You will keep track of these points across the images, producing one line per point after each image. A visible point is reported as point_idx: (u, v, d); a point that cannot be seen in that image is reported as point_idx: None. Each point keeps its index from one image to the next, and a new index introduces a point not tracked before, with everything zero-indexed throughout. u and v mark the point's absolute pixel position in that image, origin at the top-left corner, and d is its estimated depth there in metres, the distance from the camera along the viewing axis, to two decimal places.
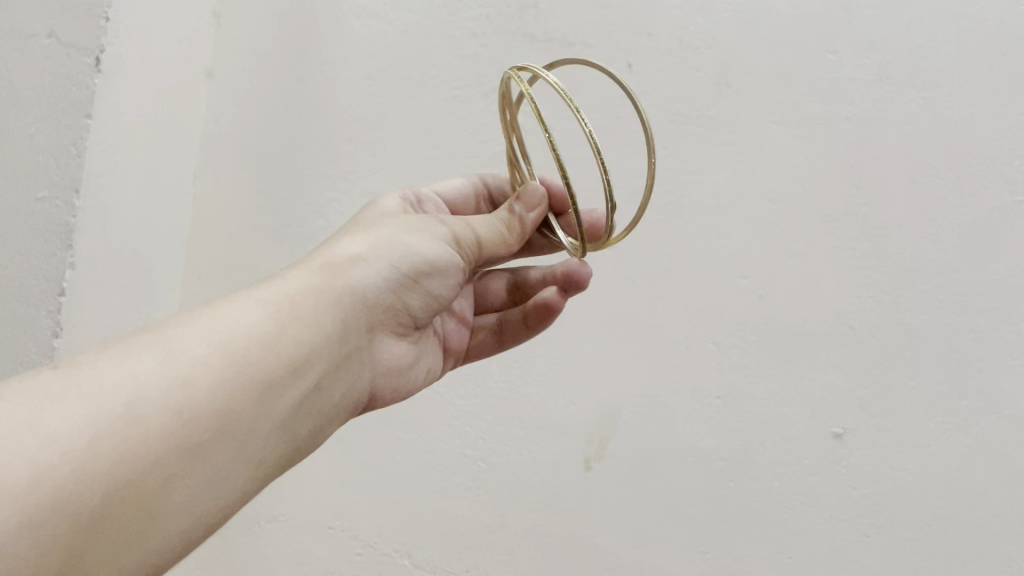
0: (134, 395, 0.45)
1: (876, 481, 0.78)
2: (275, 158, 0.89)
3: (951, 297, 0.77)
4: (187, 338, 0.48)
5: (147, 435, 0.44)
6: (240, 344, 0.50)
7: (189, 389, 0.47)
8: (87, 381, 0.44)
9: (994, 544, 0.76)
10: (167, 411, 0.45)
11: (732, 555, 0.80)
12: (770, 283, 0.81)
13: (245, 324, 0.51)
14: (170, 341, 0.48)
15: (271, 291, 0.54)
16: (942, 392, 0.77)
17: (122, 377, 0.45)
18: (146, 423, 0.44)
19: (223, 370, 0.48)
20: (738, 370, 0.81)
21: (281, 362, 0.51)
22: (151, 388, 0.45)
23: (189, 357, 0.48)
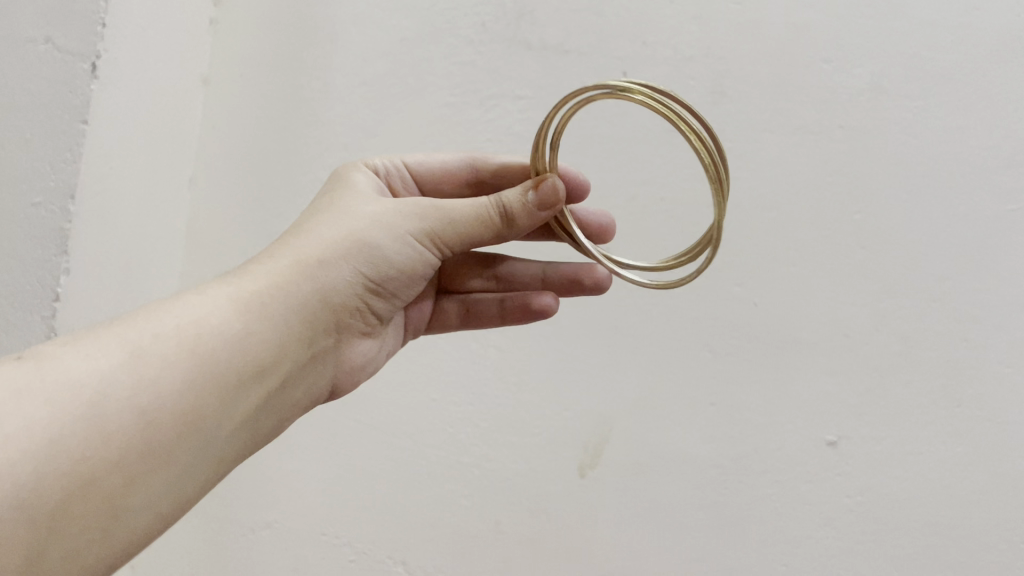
0: (100, 389, 0.43)
1: (869, 489, 0.77)
2: (276, 164, 0.97)
3: (945, 305, 0.78)
4: (147, 330, 0.47)
5: (111, 427, 0.43)
6: (204, 337, 0.49)
7: (156, 382, 0.46)
8: (48, 374, 0.43)
9: (989, 553, 0.75)
10: (136, 405, 0.44)
11: (725, 563, 0.80)
12: (766, 290, 0.81)
13: (205, 316, 0.50)
14: (131, 333, 0.47)
15: (229, 285, 0.53)
16: (936, 400, 0.77)
17: (86, 370, 0.44)
18: (114, 416, 0.43)
19: (192, 365, 0.47)
20: (731, 377, 0.81)
21: (248, 355, 0.50)
22: (118, 389, 0.44)
23: (153, 352, 0.47)
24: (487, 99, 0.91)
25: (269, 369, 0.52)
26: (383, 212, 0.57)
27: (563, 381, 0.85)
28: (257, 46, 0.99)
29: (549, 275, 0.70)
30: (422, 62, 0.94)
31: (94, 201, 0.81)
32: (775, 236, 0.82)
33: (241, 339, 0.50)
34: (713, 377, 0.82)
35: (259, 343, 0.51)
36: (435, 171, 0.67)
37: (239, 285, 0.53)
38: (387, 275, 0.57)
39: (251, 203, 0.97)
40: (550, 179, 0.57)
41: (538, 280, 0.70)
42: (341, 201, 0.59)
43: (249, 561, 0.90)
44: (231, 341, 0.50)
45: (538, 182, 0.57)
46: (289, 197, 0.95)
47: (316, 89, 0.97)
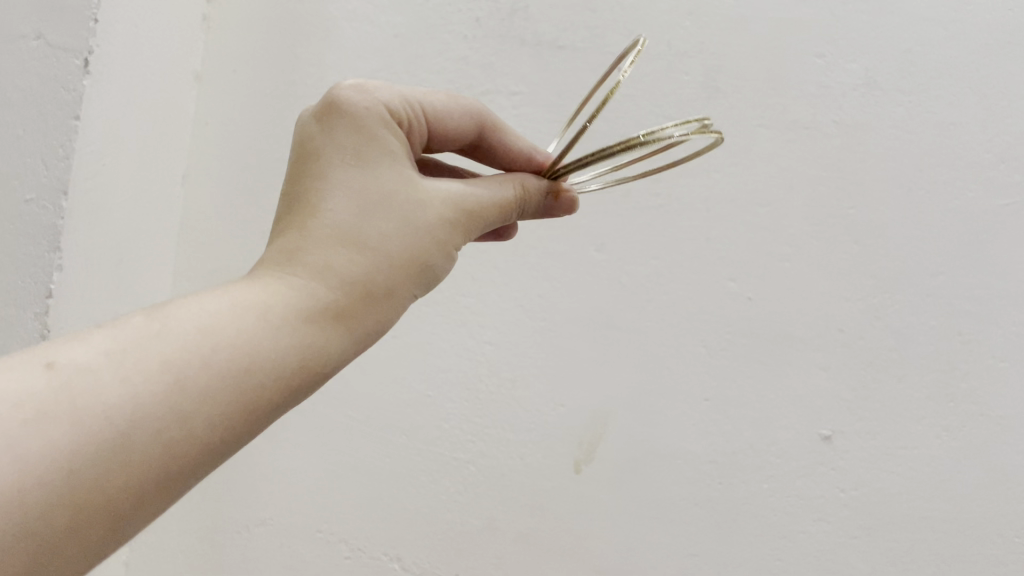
0: (133, 435, 0.38)
1: (864, 484, 0.78)
2: (270, 160, 0.96)
3: (939, 300, 0.78)
4: (184, 361, 0.41)
5: (141, 473, 0.38)
6: (252, 372, 0.43)
7: (195, 425, 0.40)
8: (73, 425, 0.37)
9: (984, 546, 0.75)
10: (171, 436, 0.39)
11: (720, 557, 0.80)
12: (759, 285, 0.81)
13: (252, 341, 0.43)
14: (165, 362, 0.40)
15: (272, 289, 0.45)
16: (930, 394, 0.77)
17: (117, 416, 0.38)
18: (142, 454, 0.39)
19: (235, 393, 0.42)
20: (726, 372, 0.81)
21: (297, 374, 0.45)
22: (153, 426, 0.39)
23: (195, 392, 0.40)
24: (480, 95, 0.91)
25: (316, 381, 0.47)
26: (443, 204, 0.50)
27: (557, 377, 0.85)
28: (253, 44, 0.99)
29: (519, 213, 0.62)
30: (416, 59, 0.94)
31: (85, 199, 0.80)
32: (768, 231, 0.82)
33: (290, 370, 0.44)
34: (707, 372, 0.82)
35: (310, 371, 0.45)
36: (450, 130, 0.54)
37: (286, 293, 0.45)
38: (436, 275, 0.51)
39: (246, 201, 0.97)
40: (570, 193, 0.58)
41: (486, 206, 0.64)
42: (403, 181, 0.49)
43: (243, 559, 0.90)
44: (280, 374, 0.44)
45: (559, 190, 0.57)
46: None
47: (308, 86, 0.97)
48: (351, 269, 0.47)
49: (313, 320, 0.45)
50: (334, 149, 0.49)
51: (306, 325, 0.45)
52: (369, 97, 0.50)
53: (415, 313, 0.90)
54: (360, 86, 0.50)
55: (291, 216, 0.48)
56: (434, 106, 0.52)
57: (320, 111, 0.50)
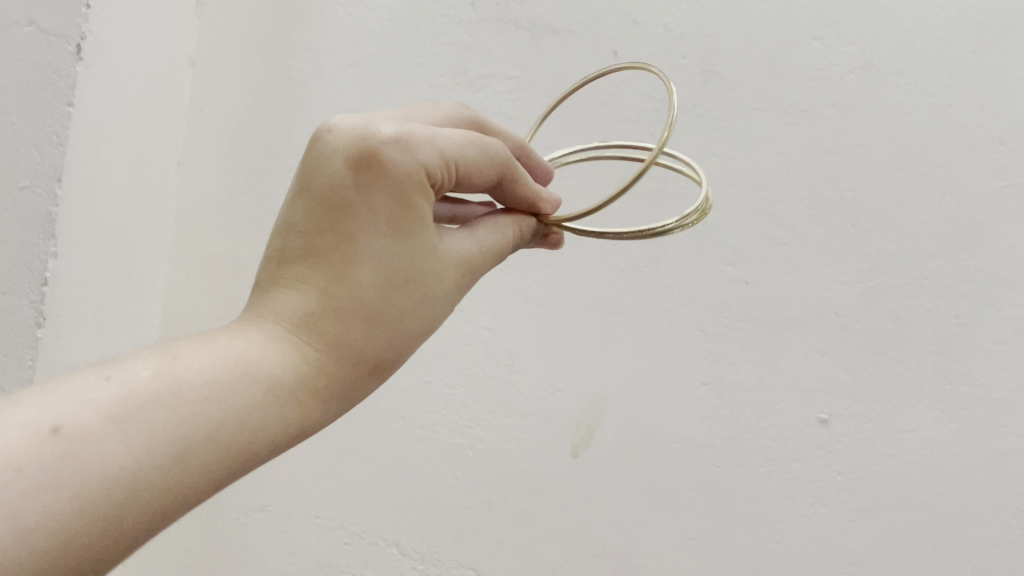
0: (116, 534, 0.35)
1: (862, 467, 0.78)
2: (266, 147, 0.96)
3: (937, 282, 0.77)
4: (187, 449, 0.37)
5: (112, 559, 0.36)
6: (245, 459, 0.39)
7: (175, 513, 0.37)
8: (62, 529, 0.33)
9: (981, 528, 0.75)
10: (162, 516, 0.37)
11: (719, 541, 0.80)
12: (756, 270, 0.81)
13: (256, 426, 0.39)
14: (163, 450, 0.36)
15: (277, 360, 0.41)
16: (927, 377, 0.77)
17: (105, 517, 0.34)
18: (131, 536, 0.36)
19: (230, 472, 0.39)
20: (723, 357, 0.81)
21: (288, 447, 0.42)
22: (149, 511, 0.36)
23: (188, 484, 0.37)
24: (476, 79, 0.91)
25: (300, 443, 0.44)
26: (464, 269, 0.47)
27: (556, 363, 0.86)
28: (248, 30, 0.99)
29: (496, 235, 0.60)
30: (411, 44, 0.94)
31: (79, 186, 0.80)
32: (765, 214, 0.82)
33: (282, 449, 0.42)
34: (705, 357, 0.82)
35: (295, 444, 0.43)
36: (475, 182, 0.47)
37: (294, 365, 0.41)
38: None
39: (241, 187, 0.96)
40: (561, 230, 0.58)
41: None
42: (435, 252, 0.44)
43: (242, 545, 0.92)
44: (270, 453, 0.41)
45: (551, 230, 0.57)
46: (278, 179, 0.95)
47: (304, 71, 0.96)
48: (367, 347, 0.43)
49: (315, 400, 0.42)
50: (369, 210, 0.42)
51: (308, 405, 0.42)
52: (422, 159, 0.43)
53: None
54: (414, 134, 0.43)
55: (312, 264, 0.43)
56: (466, 160, 0.45)
57: (361, 147, 0.42)
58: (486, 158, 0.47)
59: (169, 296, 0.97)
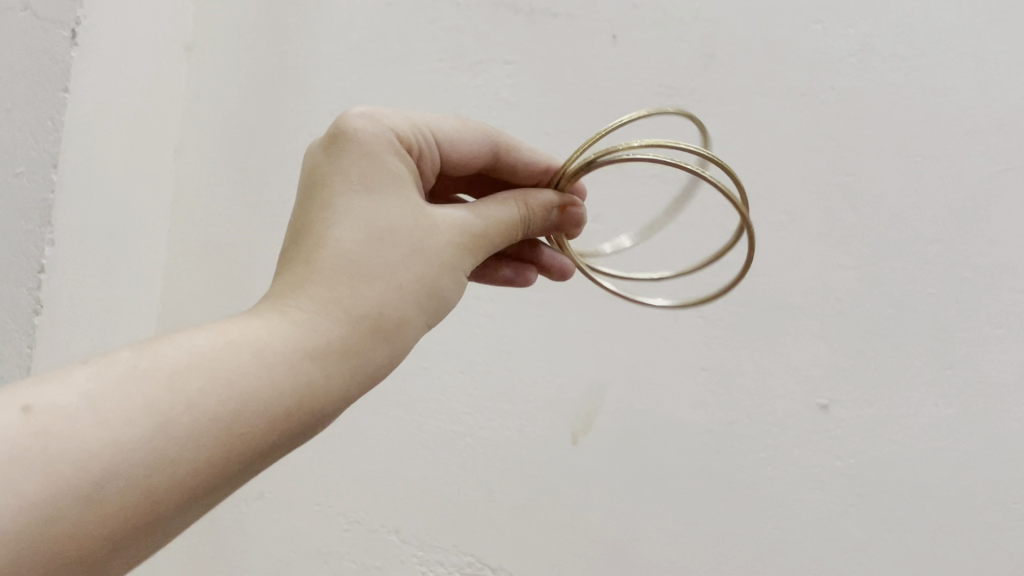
0: (111, 474, 0.37)
1: (861, 453, 0.78)
2: (263, 133, 0.96)
3: (937, 267, 0.77)
4: (174, 395, 0.40)
5: (114, 520, 0.38)
6: (242, 419, 0.41)
7: (177, 464, 0.39)
8: (53, 462, 0.36)
9: (982, 513, 0.75)
10: (156, 471, 0.39)
11: (718, 527, 0.80)
12: (756, 257, 0.81)
13: (247, 377, 0.42)
14: (150, 397, 0.40)
15: (268, 325, 0.44)
16: (927, 362, 0.77)
17: (95, 453, 0.37)
18: (124, 489, 0.38)
19: (225, 432, 0.41)
20: (723, 343, 0.81)
21: (295, 416, 0.43)
22: (139, 461, 0.38)
23: (181, 428, 0.39)
24: (474, 65, 0.90)
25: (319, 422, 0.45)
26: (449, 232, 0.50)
27: (553, 351, 0.86)
28: (242, 15, 0.98)
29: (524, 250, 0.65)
30: (407, 28, 0.93)
31: (76, 172, 0.79)
32: (765, 200, 0.82)
33: (287, 414, 0.43)
34: (705, 343, 0.82)
35: (310, 412, 0.44)
36: (464, 155, 0.56)
37: (288, 331, 0.44)
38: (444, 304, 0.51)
39: (239, 174, 0.96)
40: (577, 206, 0.56)
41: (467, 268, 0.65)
42: (403, 212, 0.48)
43: (246, 532, 0.95)
44: (271, 418, 0.42)
45: (565, 203, 0.55)
46: (275, 165, 0.94)
47: (300, 57, 0.96)
48: (353, 304, 0.46)
49: (314, 357, 0.44)
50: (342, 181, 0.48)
51: (307, 362, 0.44)
52: (374, 129, 0.49)
53: None
54: (367, 115, 0.50)
55: (297, 247, 0.48)
56: (447, 131, 0.54)
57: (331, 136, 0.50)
58: (467, 130, 0.56)
59: (169, 284, 0.98)
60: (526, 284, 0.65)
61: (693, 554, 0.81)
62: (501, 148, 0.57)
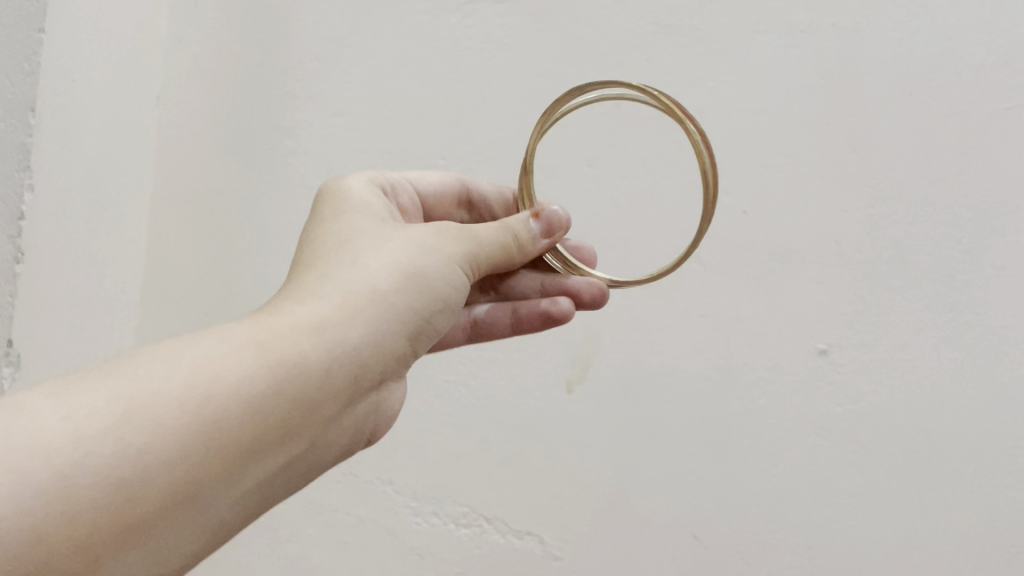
0: (77, 459, 0.35)
1: (861, 398, 0.76)
2: (249, 79, 0.94)
3: (940, 209, 0.75)
4: (139, 381, 0.39)
5: (106, 479, 0.36)
6: (232, 388, 0.41)
7: (149, 448, 0.37)
8: (12, 451, 0.34)
9: (983, 459, 0.74)
10: (147, 434, 0.38)
11: (715, 474, 0.79)
12: (753, 200, 0.80)
13: (216, 359, 0.41)
14: (126, 380, 0.39)
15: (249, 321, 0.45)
16: (929, 305, 0.75)
17: (75, 425, 0.36)
18: (114, 450, 0.37)
19: (217, 401, 0.40)
20: (720, 288, 0.80)
21: (285, 393, 0.43)
22: (126, 423, 0.37)
23: (150, 410, 0.38)
24: (465, 6, 0.88)
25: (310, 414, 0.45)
26: (422, 235, 0.53)
27: None
28: None
29: (547, 287, 0.67)
30: None
31: (55, 119, 0.80)
32: (764, 140, 0.79)
33: (278, 390, 0.43)
34: (702, 289, 0.81)
35: (290, 391, 0.43)
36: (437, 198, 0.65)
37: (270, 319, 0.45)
38: (432, 299, 0.52)
39: (223, 121, 0.95)
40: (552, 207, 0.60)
41: (508, 323, 0.66)
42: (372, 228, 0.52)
43: None
44: (263, 391, 0.42)
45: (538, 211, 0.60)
46: (261, 111, 0.93)
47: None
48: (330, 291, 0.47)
49: (298, 330, 0.44)
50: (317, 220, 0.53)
51: (287, 339, 0.44)
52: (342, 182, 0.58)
53: None
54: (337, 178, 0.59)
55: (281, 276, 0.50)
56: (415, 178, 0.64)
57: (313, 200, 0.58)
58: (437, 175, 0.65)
59: (154, 233, 0.98)
60: (569, 314, 0.65)
61: (690, 502, 0.80)
62: (472, 203, 0.68)
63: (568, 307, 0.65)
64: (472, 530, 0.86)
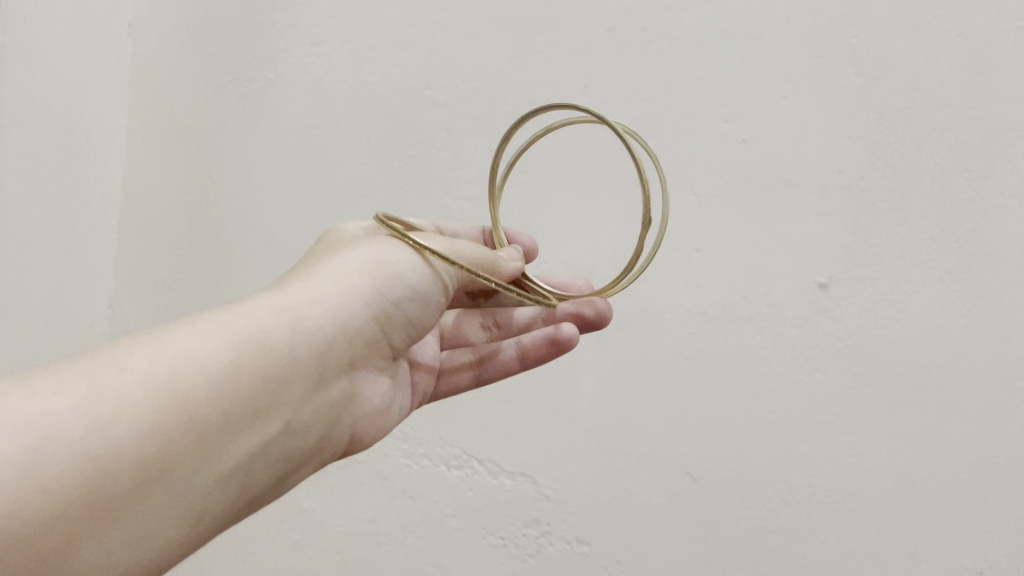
0: (46, 433, 0.38)
1: (863, 331, 0.74)
2: (225, 7, 0.91)
3: (946, 135, 0.72)
4: (102, 367, 0.41)
5: (80, 447, 0.38)
6: (200, 369, 0.43)
7: (116, 423, 0.40)
8: None
9: (985, 392, 0.72)
10: (117, 409, 0.40)
11: (711, 412, 0.78)
12: (753, 128, 0.76)
13: (176, 346, 0.44)
14: (97, 365, 0.41)
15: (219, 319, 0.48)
16: (934, 235, 0.73)
17: (48, 403, 0.38)
18: (86, 421, 0.39)
19: (184, 381, 0.43)
20: (716, 221, 0.77)
21: (252, 375, 0.45)
22: (97, 400, 0.40)
23: (114, 388, 0.41)
24: None
25: (277, 397, 0.47)
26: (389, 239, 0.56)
27: (539, 238, 0.82)
28: None
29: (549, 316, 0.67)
30: None
31: (21, 45, 0.81)
32: (764, 66, 0.76)
33: (246, 371, 0.45)
34: (699, 222, 0.78)
35: (250, 374, 0.45)
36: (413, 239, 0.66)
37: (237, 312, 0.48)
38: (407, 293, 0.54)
39: (197, 51, 0.93)
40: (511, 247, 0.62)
41: (517, 359, 0.66)
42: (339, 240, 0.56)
43: None
44: (230, 372, 0.44)
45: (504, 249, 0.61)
46: (239, 41, 0.90)
47: None
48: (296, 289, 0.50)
49: (263, 318, 0.47)
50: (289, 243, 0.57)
51: (252, 327, 0.46)
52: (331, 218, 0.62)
53: (388, 172, 0.86)
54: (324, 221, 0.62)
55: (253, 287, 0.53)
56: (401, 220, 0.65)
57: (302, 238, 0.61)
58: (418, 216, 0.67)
59: (131, 167, 0.98)
60: (575, 339, 0.64)
61: (684, 439, 0.78)
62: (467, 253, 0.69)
63: (573, 332, 0.64)
64: (464, 471, 0.85)
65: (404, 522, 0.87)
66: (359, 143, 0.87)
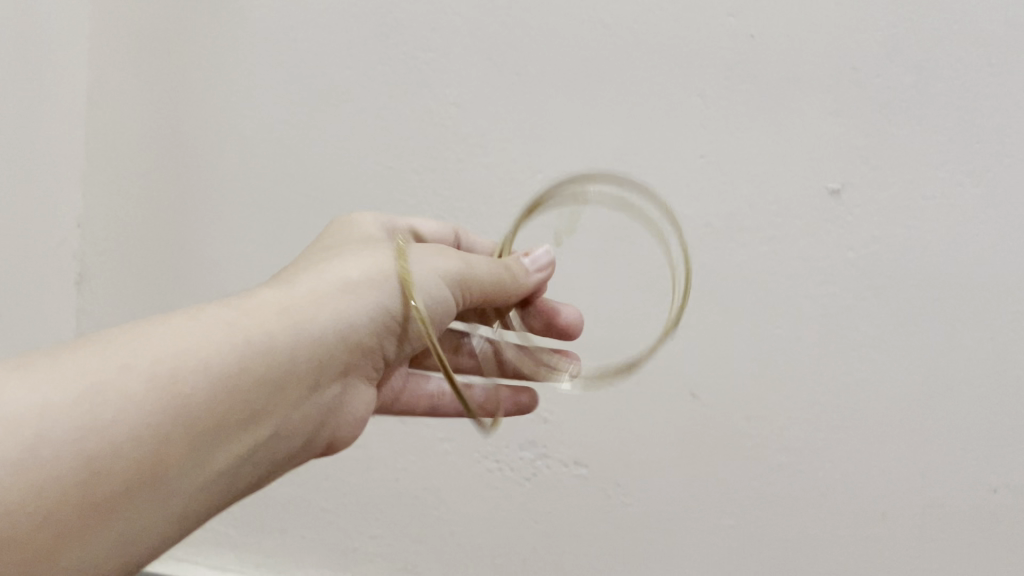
0: (40, 432, 0.35)
1: (877, 241, 0.70)
2: None
3: (970, 27, 0.67)
4: (102, 358, 0.38)
5: (74, 449, 0.35)
6: (206, 370, 0.40)
7: (113, 422, 0.37)
8: None
9: (1003, 302, 0.68)
10: (118, 406, 0.37)
11: (714, 328, 0.74)
12: (762, 23, 0.71)
13: (181, 341, 0.41)
14: (94, 355, 0.38)
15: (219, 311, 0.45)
16: (954, 137, 0.68)
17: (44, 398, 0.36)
18: (82, 420, 0.36)
19: (188, 381, 0.40)
20: (721, 125, 0.72)
21: (252, 380, 0.43)
22: (93, 397, 0.37)
23: (116, 382, 0.38)
24: None
25: (270, 403, 0.44)
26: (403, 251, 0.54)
27: (532, 147, 0.77)
28: None
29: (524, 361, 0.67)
30: None
31: None
32: None
33: (247, 375, 0.42)
34: (704, 126, 0.73)
35: (250, 381, 0.42)
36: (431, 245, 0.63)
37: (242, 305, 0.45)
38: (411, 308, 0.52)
39: None
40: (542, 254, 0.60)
41: None
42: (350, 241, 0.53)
43: None
44: (235, 374, 0.42)
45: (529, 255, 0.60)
46: None
47: None
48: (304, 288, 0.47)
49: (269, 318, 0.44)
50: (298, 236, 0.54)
51: (260, 327, 0.44)
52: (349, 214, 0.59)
53: (370, 78, 0.81)
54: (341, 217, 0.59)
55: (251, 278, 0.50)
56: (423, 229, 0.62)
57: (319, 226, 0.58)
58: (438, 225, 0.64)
59: (97, 76, 0.91)
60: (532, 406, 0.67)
61: (685, 358, 0.75)
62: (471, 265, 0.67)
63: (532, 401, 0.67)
64: None
65: (394, 448, 0.84)
66: (337, 48, 0.81)
